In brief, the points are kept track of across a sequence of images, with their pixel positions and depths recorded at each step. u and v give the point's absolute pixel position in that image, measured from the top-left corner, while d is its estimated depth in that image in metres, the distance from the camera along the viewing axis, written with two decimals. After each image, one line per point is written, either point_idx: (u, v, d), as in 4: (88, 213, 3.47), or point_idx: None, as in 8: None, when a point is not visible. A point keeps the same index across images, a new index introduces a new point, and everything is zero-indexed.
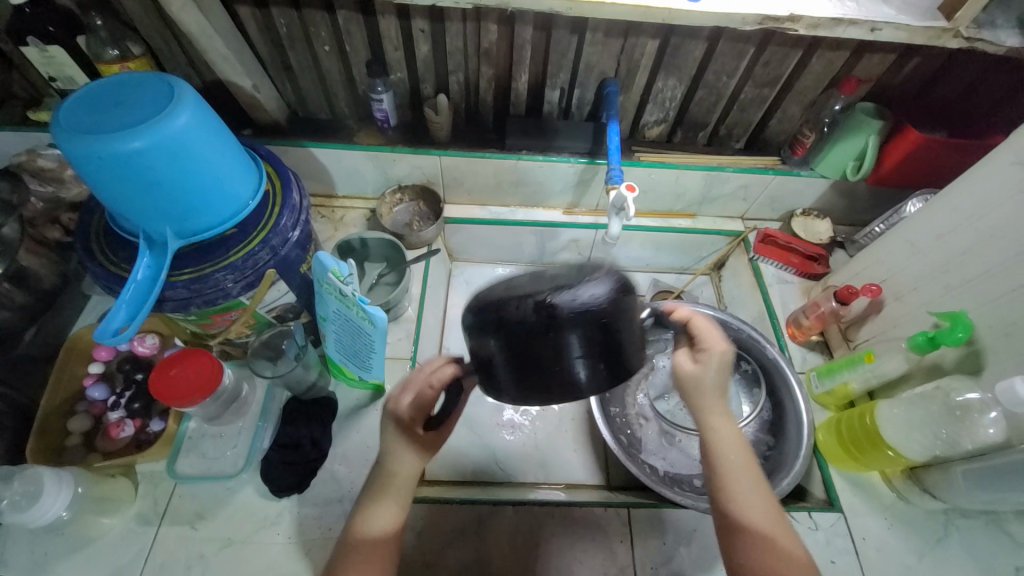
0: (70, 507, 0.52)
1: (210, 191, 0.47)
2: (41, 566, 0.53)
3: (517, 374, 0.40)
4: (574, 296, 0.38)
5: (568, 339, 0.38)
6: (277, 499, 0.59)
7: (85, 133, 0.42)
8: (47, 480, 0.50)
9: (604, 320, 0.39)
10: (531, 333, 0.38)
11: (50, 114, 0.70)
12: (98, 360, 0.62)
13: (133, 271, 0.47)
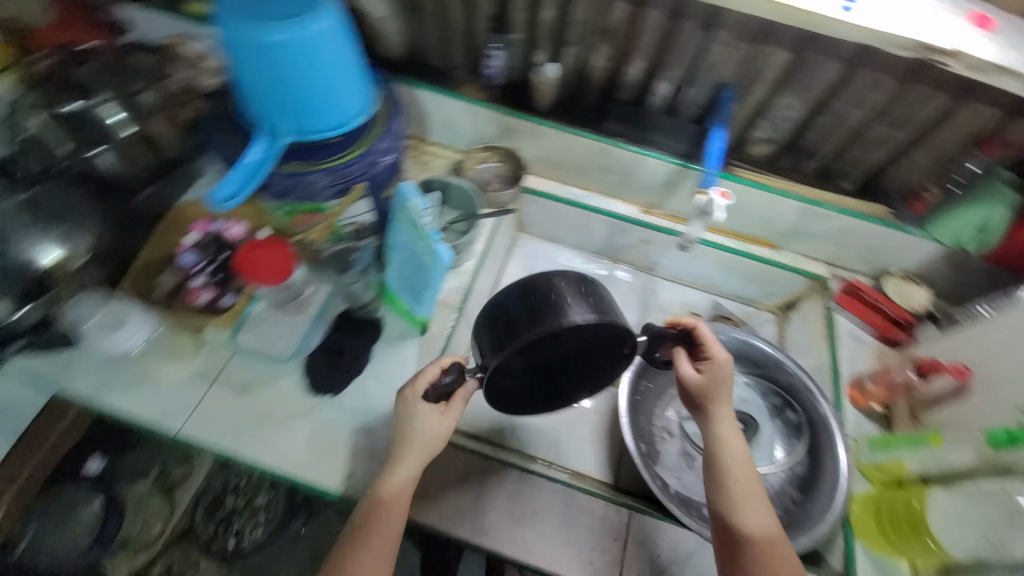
0: (142, 344, 0.63)
1: (329, 97, 0.51)
2: (108, 387, 0.61)
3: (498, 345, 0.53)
4: (545, 277, 0.54)
5: (526, 307, 0.53)
6: (311, 396, 0.63)
7: (243, 18, 0.46)
8: (131, 315, 0.63)
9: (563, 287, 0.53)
10: (507, 308, 0.54)
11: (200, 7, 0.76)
12: (195, 232, 0.68)
13: (247, 153, 0.51)
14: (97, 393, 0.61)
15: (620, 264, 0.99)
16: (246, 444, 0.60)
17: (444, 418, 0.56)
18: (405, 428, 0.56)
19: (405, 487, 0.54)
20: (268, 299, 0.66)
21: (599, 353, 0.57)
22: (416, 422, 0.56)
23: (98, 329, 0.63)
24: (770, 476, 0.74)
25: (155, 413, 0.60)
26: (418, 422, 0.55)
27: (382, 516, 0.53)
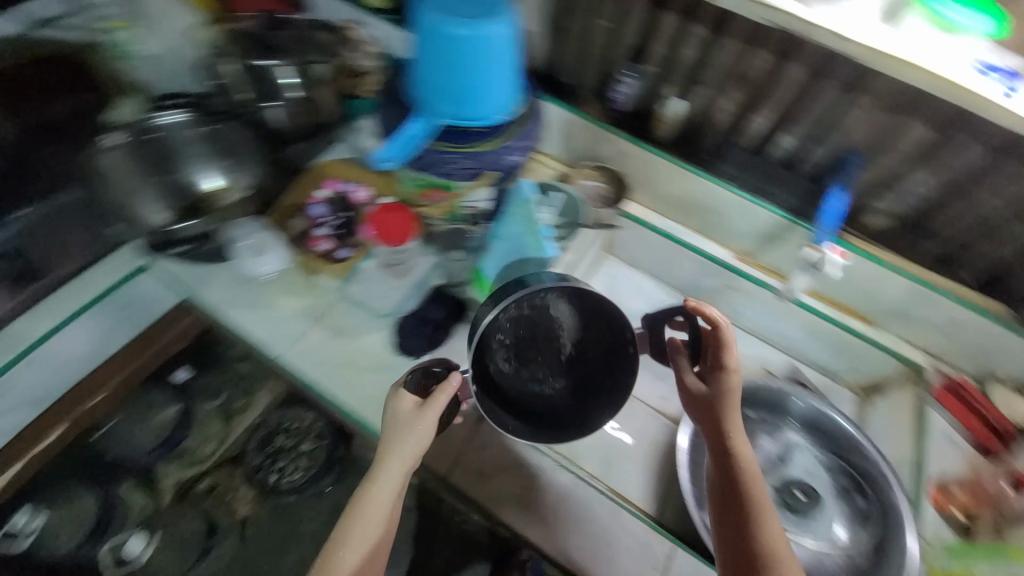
0: (272, 273, 0.71)
1: (487, 93, 0.57)
2: (233, 304, 0.70)
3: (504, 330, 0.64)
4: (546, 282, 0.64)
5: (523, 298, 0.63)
6: (395, 355, 0.68)
7: (439, 16, 0.53)
8: (271, 246, 0.71)
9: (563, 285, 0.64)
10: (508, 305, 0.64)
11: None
12: (326, 189, 0.76)
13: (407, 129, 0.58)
14: (223, 307, 0.70)
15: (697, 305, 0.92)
16: (335, 381, 0.66)
17: (422, 424, 0.56)
18: (395, 424, 0.57)
19: (391, 490, 0.55)
20: (376, 260, 0.73)
21: (592, 351, 0.64)
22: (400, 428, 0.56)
23: (242, 252, 0.70)
24: (824, 555, 0.70)
25: (267, 335, 0.68)
26: (409, 415, 0.57)
27: (376, 520, 0.53)
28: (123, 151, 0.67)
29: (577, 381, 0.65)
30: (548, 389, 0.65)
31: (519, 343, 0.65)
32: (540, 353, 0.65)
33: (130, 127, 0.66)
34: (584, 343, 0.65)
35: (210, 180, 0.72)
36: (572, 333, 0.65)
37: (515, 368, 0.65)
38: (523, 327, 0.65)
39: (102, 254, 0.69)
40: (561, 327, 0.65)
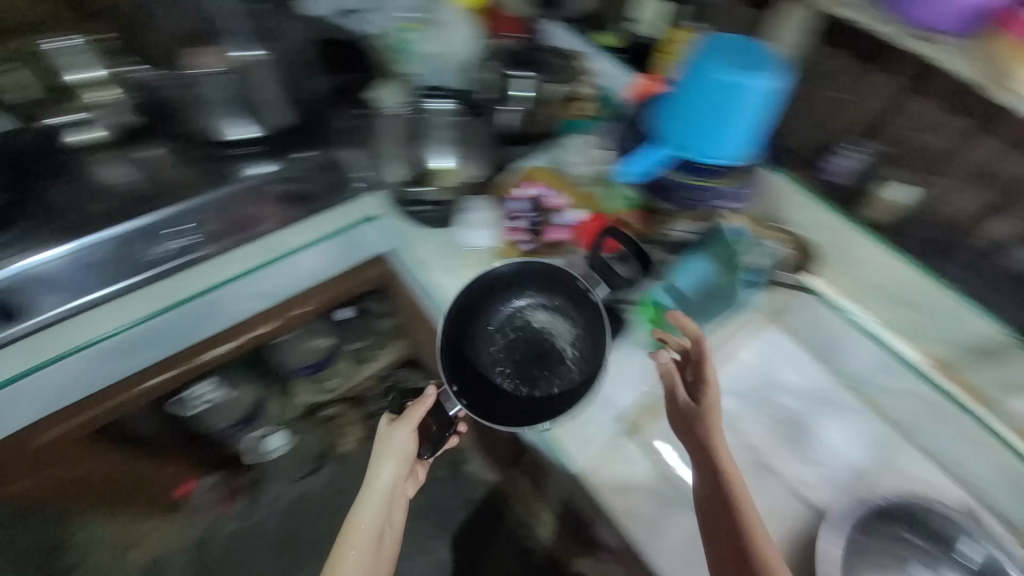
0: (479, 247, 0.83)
1: (724, 137, 0.67)
2: (432, 265, 0.81)
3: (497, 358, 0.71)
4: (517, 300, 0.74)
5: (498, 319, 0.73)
6: None
7: (707, 67, 0.63)
8: (487, 227, 0.83)
9: (537, 283, 0.73)
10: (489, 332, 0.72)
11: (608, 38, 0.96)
12: (529, 190, 0.84)
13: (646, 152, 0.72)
14: (424, 266, 0.81)
15: (871, 408, 0.77)
16: None
17: (399, 442, 0.67)
18: (381, 444, 0.68)
19: (375, 511, 0.64)
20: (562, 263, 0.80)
21: (579, 344, 0.71)
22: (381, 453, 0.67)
23: (468, 222, 0.83)
24: None
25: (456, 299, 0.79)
26: (396, 434, 0.68)
27: (365, 532, 0.63)
28: (397, 121, 0.83)
29: (576, 380, 0.69)
30: (555, 390, 0.69)
31: (514, 357, 0.72)
32: (533, 364, 0.71)
33: (411, 100, 0.81)
34: (575, 340, 0.71)
35: (437, 159, 0.82)
36: (558, 336, 0.72)
37: (514, 381, 0.70)
38: (516, 344, 0.72)
39: (346, 198, 0.82)
40: (550, 333, 0.72)
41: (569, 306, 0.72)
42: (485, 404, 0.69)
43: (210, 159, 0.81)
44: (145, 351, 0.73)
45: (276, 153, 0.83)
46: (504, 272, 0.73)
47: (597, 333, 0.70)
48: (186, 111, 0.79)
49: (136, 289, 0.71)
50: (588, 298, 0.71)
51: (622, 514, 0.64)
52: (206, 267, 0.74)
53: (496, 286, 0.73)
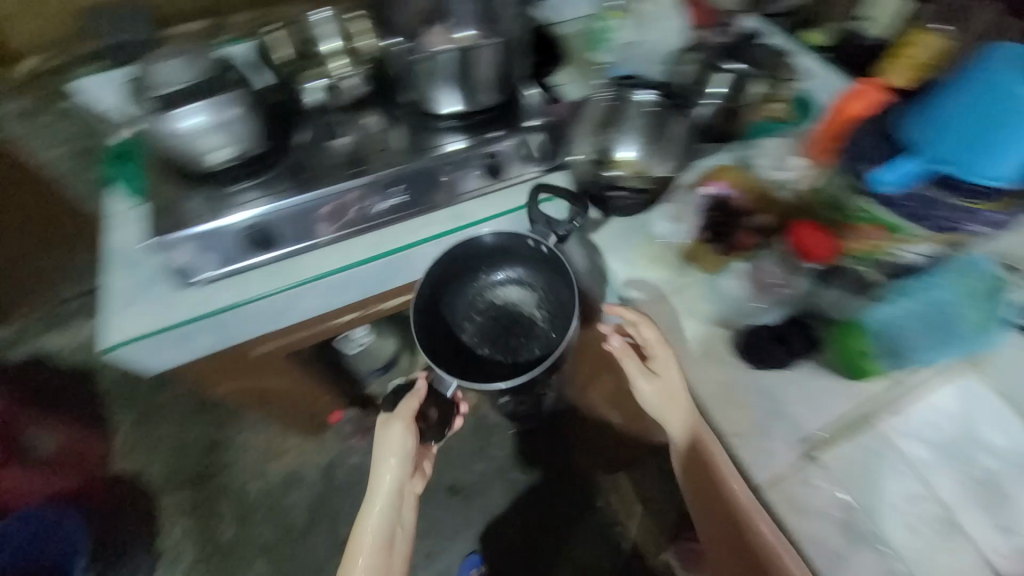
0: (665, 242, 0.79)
1: (997, 156, 0.61)
2: (607, 248, 0.80)
3: (478, 337, 0.82)
4: (496, 276, 0.83)
5: (469, 300, 0.83)
6: (734, 354, 0.72)
7: (988, 81, 0.60)
8: (674, 222, 0.79)
9: (514, 257, 0.82)
10: (474, 315, 0.83)
11: (816, 35, 0.95)
12: (714, 188, 0.80)
13: (896, 165, 0.70)
14: (599, 248, 0.81)
15: None
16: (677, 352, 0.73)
17: (397, 439, 0.81)
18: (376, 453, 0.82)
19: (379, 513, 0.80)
20: (751, 271, 0.76)
21: (550, 308, 0.81)
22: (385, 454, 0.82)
23: (664, 215, 0.80)
24: None
25: (631, 287, 0.78)
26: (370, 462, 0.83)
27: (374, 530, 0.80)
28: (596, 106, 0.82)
29: (551, 337, 0.80)
30: (536, 350, 0.80)
31: (491, 335, 0.82)
32: (508, 335, 0.82)
33: (615, 86, 0.81)
34: (539, 303, 0.82)
35: (626, 149, 0.79)
36: (524, 305, 0.82)
37: (498, 351, 0.81)
38: (489, 322, 0.83)
39: (548, 172, 0.88)
40: (517, 305, 0.83)
41: (527, 274, 0.82)
42: (475, 371, 0.79)
43: (429, 128, 0.83)
44: (346, 294, 0.84)
45: (490, 126, 0.84)
46: (460, 257, 0.82)
47: (557, 288, 0.81)
48: (416, 77, 0.79)
49: (357, 238, 0.82)
50: (543, 257, 0.80)
51: (795, 530, 0.61)
52: (401, 229, 0.83)
53: (459, 275, 0.83)
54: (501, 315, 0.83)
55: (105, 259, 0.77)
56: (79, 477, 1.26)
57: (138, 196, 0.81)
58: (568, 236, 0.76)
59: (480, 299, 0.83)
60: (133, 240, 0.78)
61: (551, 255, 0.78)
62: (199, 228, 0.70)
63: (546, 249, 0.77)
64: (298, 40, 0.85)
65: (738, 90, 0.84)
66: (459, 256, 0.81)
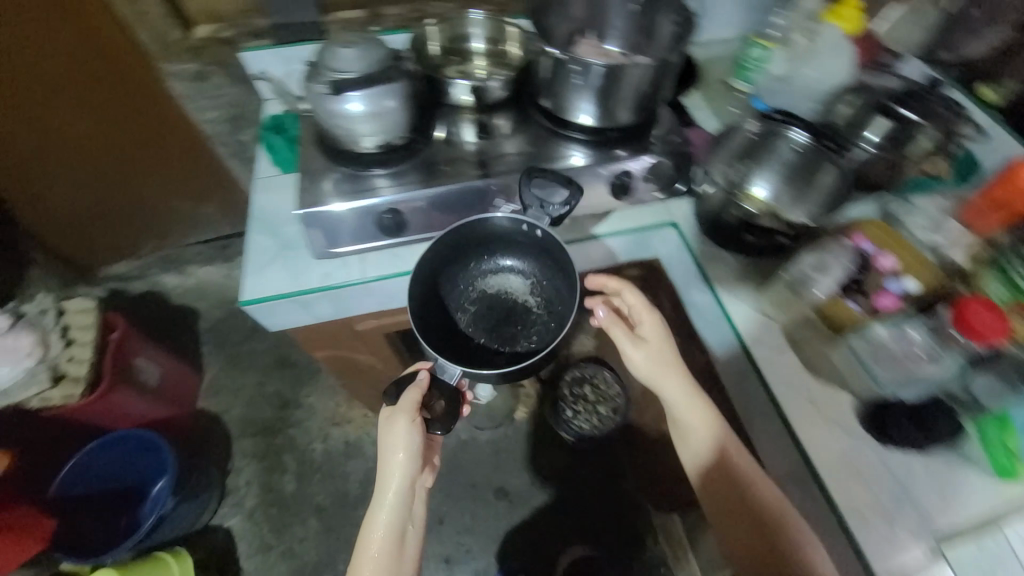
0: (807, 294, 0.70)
1: None
2: (728, 289, 0.78)
3: (475, 326, 0.76)
4: (497, 262, 0.78)
5: (465, 284, 0.78)
6: (860, 425, 0.67)
7: None
8: (819, 275, 0.70)
9: (519, 245, 0.77)
10: (469, 306, 0.77)
11: (994, 92, 0.86)
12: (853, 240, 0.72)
13: None
14: (720, 288, 0.78)
15: None
16: (797, 412, 0.68)
17: (402, 433, 0.72)
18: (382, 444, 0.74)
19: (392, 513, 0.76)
20: (905, 338, 0.65)
21: (551, 295, 0.76)
22: (392, 451, 0.74)
23: (804, 265, 0.71)
24: None
25: (749, 334, 0.74)
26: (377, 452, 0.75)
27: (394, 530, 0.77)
28: (737, 140, 0.78)
29: (550, 324, 0.74)
30: (534, 339, 0.74)
31: (486, 325, 0.76)
32: (504, 323, 0.76)
33: (766, 120, 0.76)
34: (533, 289, 0.77)
35: (764, 183, 0.72)
36: (517, 292, 0.77)
37: (497, 341, 0.75)
38: (483, 313, 0.77)
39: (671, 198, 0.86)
40: (510, 293, 0.77)
41: (519, 260, 0.78)
42: (473, 361, 0.73)
43: (557, 138, 0.84)
44: None
45: (620, 143, 0.83)
46: (449, 246, 0.75)
47: (551, 272, 0.76)
48: (559, 86, 0.79)
49: None
50: (538, 240, 0.75)
51: None
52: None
53: (448, 265, 0.77)
54: (501, 303, 0.77)
55: (251, 224, 0.83)
56: (176, 408, 1.35)
57: (287, 167, 0.87)
58: (563, 217, 0.73)
59: (476, 287, 0.78)
60: (277, 209, 0.85)
61: (547, 237, 0.74)
62: (320, 208, 0.75)
63: (541, 230, 0.73)
64: (448, 36, 0.91)
65: (898, 138, 0.76)
66: (446, 244, 0.75)
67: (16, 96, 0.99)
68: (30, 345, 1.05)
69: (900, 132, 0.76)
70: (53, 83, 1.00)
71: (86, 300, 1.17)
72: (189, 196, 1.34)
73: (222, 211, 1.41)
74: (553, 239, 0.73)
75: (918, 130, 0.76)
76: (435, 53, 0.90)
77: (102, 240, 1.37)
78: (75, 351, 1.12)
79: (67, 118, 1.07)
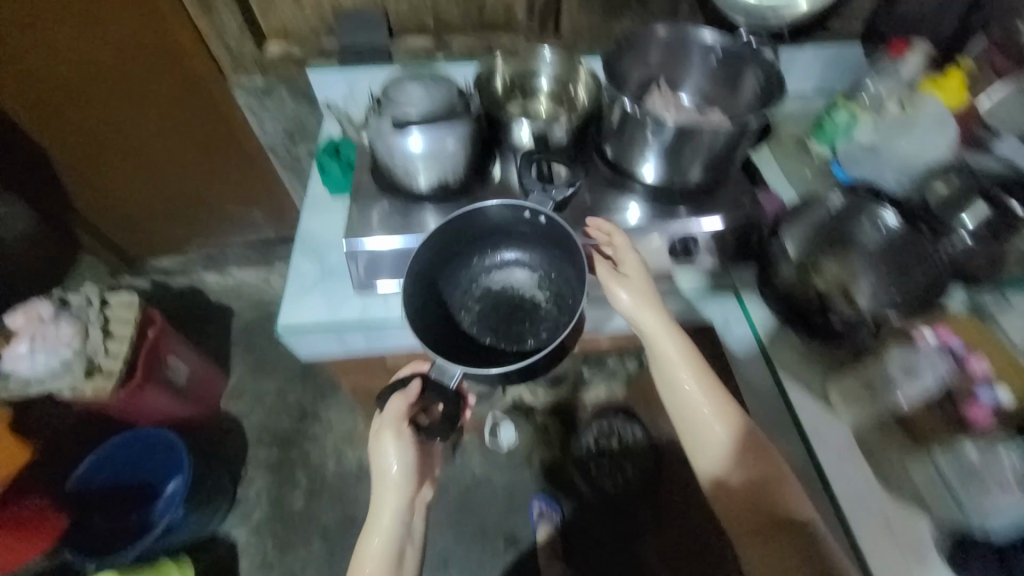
0: (894, 400, 0.63)
1: None
2: (790, 372, 0.71)
3: (480, 324, 0.73)
4: (501, 255, 0.76)
5: (469, 278, 0.75)
6: (940, 558, 0.58)
7: None
8: (902, 377, 0.63)
9: (525, 238, 0.74)
10: (474, 304, 0.74)
11: None
12: (939, 336, 0.64)
13: None
14: (781, 369, 0.71)
15: None
16: (865, 528, 0.60)
17: (393, 442, 0.71)
18: (374, 455, 0.72)
19: (386, 539, 0.72)
20: (1003, 465, 0.56)
21: (557, 288, 0.73)
22: (384, 470, 0.72)
23: (891, 368, 0.64)
24: None
25: (813, 426, 0.66)
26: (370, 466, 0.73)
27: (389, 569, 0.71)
28: (818, 211, 0.75)
29: (558, 318, 0.71)
30: (542, 334, 0.70)
31: (493, 324, 0.73)
32: (511, 319, 0.73)
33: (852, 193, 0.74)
34: (540, 283, 0.74)
35: (837, 262, 0.71)
36: (523, 287, 0.74)
37: (504, 340, 0.72)
38: (489, 311, 0.74)
39: (731, 266, 0.80)
40: (516, 288, 0.75)
41: (524, 253, 0.75)
42: (478, 359, 0.69)
43: (615, 188, 0.80)
44: None
45: (683, 200, 0.78)
46: (451, 241, 0.72)
47: (559, 265, 0.74)
48: (625, 137, 0.75)
49: None
50: (543, 230, 0.72)
51: None
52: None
53: (450, 261, 0.74)
54: (508, 297, 0.74)
55: (295, 246, 0.82)
56: (201, 408, 1.36)
57: (338, 191, 0.87)
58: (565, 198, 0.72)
59: (482, 282, 0.75)
60: (323, 232, 0.84)
61: (551, 224, 0.70)
62: (368, 241, 0.71)
63: (545, 217, 0.69)
64: (514, 74, 0.90)
65: (994, 232, 0.70)
66: (449, 239, 0.72)
67: (93, 94, 1.02)
68: (71, 335, 1.09)
69: (996, 227, 0.70)
70: (127, 85, 1.02)
71: (128, 294, 1.20)
72: (239, 202, 1.35)
73: (268, 219, 1.42)
74: (557, 225, 0.68)
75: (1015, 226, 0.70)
76: (499, 88, 0.88)
77: (151, 234, 1.39)
78: (111, 345, 1.14)
79: (135, 118, 1.09)
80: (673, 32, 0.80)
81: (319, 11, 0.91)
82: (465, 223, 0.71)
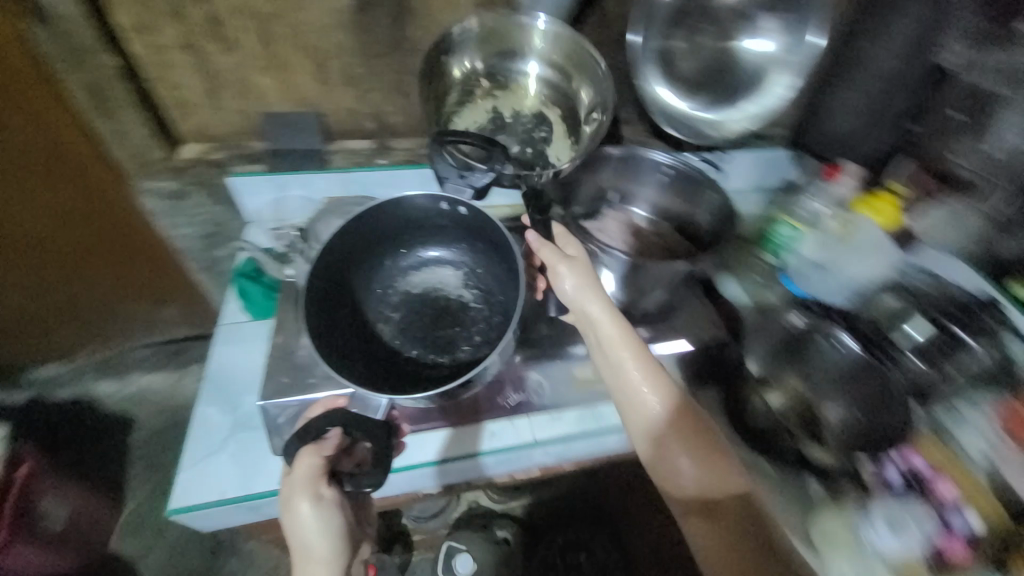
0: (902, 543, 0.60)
1: None
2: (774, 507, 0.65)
3: (401, 333, 0.64)
4: (420, 253, 0.68)
5: (383, 278, 0.67)
6: None
7: None
8: (913, 517, 0.62)
9: (446, 229, 0.67)
10: (395, 315, 0.66)
11: None
12: (909, 458, 0.66)
13: None
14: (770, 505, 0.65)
15: None
16: None
17: (311, 512, 0.55)
18: (289, 526, 0.56)
19: None
20: None
21: (483, 282, 0.67)
22: (307, 546, 0.56)
23: (879, 512, 0.62)
24: None
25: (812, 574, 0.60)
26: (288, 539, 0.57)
27: None
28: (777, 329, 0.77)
29: (489, 318, 0.65)
30: (476, 339, 0.64)
31: (418, 332, 0.65)
32: (439, 326, 0.65)
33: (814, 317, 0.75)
34: (467, 280, 0.67)
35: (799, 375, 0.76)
36: (449, 287, 0.67)
37: (435, 350, 0.64)
38: (416, 318, 0.66)
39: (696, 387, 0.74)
40: (442, 289, 0.67)
41: (445, 249, 0.68)
42: (402, 378, 0.61)
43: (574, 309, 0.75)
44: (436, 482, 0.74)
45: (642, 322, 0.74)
46: (355, 245, 0.64)
47: (487, 258, 0.67)
48: None
49: (462, 431, 0.71)
50: (462, 221, 0.66)
51: None
52: (522, 422, 0.72)
53: (358, 265, 0.65)
54: (434, 302, 0.67)
55: (202, 389, 0.69)
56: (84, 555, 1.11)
57: (260, 314, 0.76)
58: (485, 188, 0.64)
59: (403, 290, 0.67)
60: (240, 367, 0.72)
61: (473, 214, 0.64)
62: (305, 397, 0.63)
63: (463, 205, 0.63)
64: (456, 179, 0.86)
65: (933, 355, 0.73)
66: (356, 236, 0.63)
67: None
68: None
69: (937, 351, 0.73)
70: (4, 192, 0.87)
71: None
72: (146, 301, 1.17)
73: (182, 316, 1.24)
74: (477, 212, 0.63)
75: (955, 354, 0.73)
76: (457, 78, 0.80)
77: (29, 342, 1.15)
78: None
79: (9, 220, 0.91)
80: (624, 151, 0.79)
81: (245, 113, 0.83)
82: (375, 216, 0.63)
